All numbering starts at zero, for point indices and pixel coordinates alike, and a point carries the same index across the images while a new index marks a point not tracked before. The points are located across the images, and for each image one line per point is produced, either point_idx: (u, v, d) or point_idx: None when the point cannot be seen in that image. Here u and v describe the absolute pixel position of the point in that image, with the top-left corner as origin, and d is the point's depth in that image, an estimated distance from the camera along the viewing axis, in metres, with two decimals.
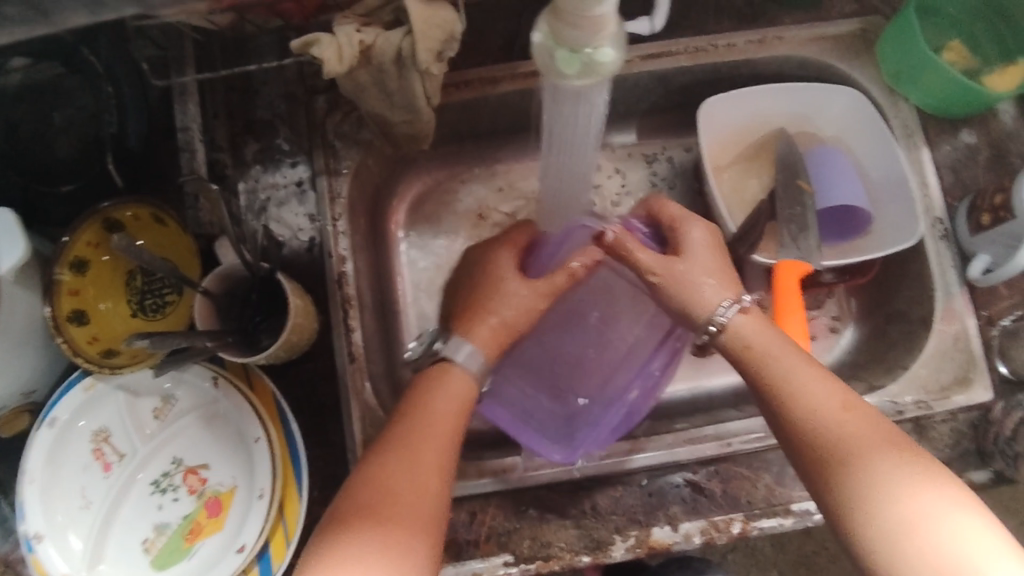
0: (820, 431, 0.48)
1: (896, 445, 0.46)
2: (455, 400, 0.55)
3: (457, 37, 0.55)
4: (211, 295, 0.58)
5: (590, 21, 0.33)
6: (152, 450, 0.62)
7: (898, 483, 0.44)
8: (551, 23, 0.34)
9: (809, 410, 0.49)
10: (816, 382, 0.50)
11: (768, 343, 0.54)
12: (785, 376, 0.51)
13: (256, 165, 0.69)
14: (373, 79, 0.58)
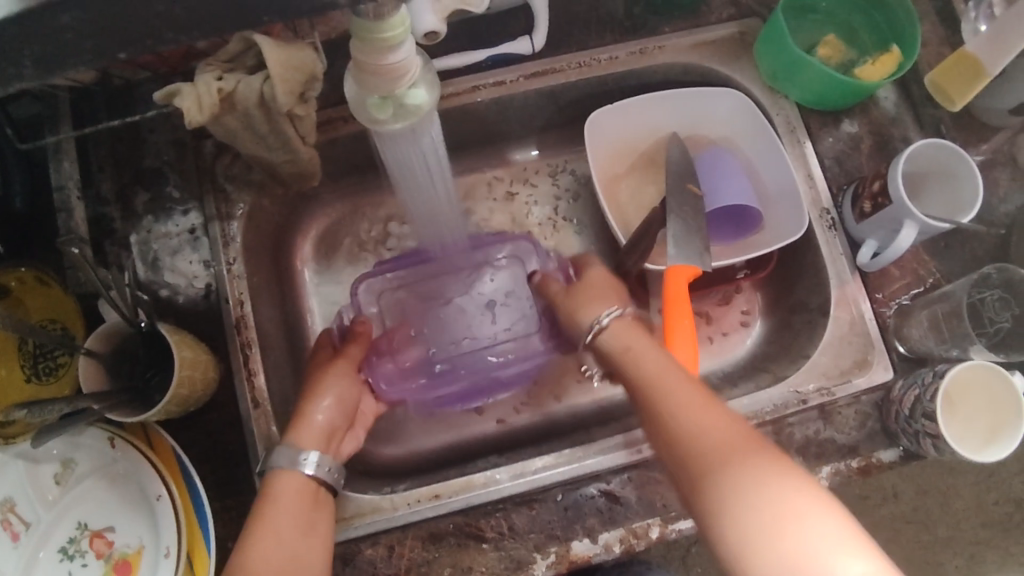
0: (678, 430, 0.49)
1: (751, 441, 0.47)
2: (302, 488, 0.55)
3: (320, 76, 0.57)
4: (97, 355, 0.59)
5: (390, 70, 0.40)
6: (57, 517, 0.61)
7: (748, 477, 0.45)
8: (359, 77, 0.41)
9: (672, 410, 0.50)
10: (681, 386, 0.52)
11: (639, 349, 0.56)
12: (652, 377, 0.53)
13: (147, 216, 0.67)
14: (243, 124, 0.58)
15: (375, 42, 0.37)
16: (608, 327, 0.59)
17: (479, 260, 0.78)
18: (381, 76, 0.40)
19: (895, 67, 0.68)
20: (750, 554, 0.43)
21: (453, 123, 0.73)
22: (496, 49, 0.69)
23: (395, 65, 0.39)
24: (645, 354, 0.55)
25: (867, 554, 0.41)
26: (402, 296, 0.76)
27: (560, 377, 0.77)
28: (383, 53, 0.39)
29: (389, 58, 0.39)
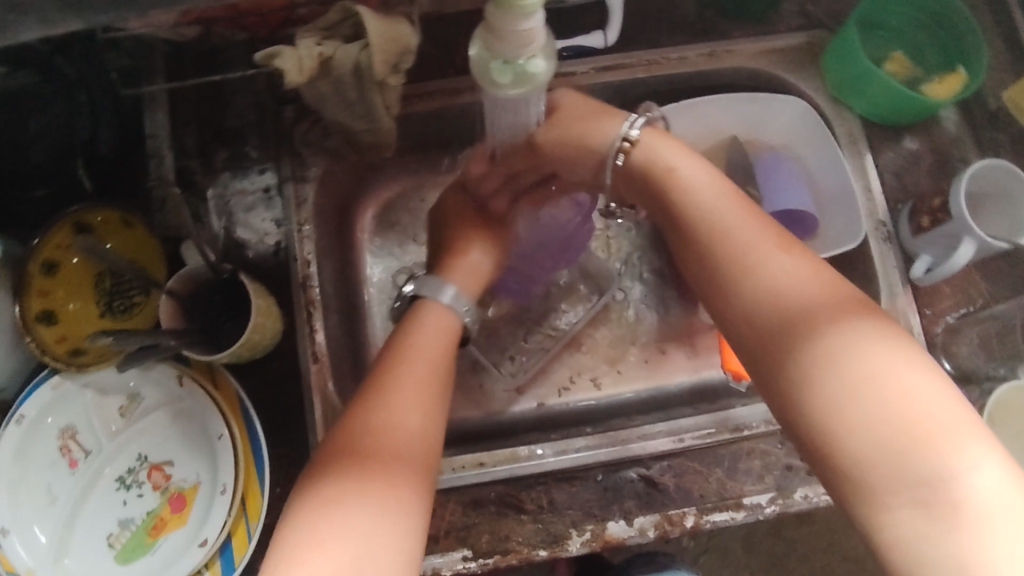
0: (759, 274, 0.45)
1: (849, 306, 0.43)
2: (443, 332, 0.56)
3: (413, 50, 0.59)
4: (176, 296, 0.61)
5: (518, 37, 0.40)
6: (118, 446, 0.63)
7: (844, 344, 0.41)
8: (484, 39, 0.41)
9: (742, 253, 0.47)
10: (752, 230, 0.48)
11: (704, 193, 0.51)
12: (726, 226, 0.48)
13: (225, 172, 0.71)
14: (333, 90, 0.61)
15: (511, 8, 0.37)
16: (637, 144, 0.54)
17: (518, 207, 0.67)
18: (509, 41, 0.40)
19: (962, 88, 0.70)
20: (844, 411, 0.39)
21: None
22: (572, 39, 0.71)
23: (527, 32, 0.39)
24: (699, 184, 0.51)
25: (976, 433, 0.38)
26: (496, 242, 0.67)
27: None
28: (517, 19, 0.39)
29: (521, 25, 0.39)
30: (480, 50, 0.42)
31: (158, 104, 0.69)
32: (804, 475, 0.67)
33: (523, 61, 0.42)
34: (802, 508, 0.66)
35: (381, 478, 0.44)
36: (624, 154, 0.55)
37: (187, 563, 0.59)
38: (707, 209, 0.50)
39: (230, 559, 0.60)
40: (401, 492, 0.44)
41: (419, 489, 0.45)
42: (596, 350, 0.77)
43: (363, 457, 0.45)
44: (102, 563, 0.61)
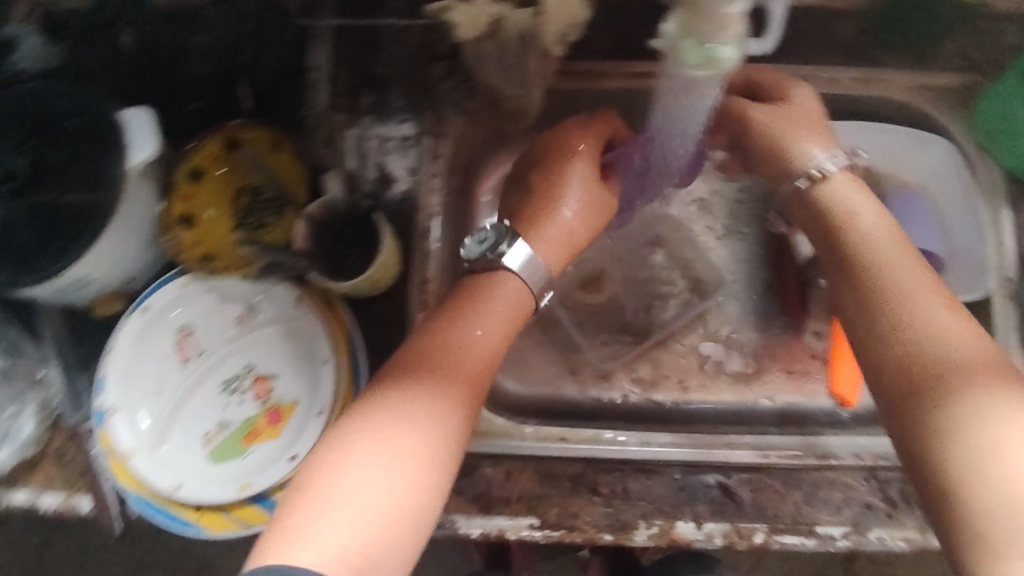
0: (916, 318, 0.49)
1: (1005, 369, 0.46)
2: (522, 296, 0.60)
3: (581, 25, 0.60)
4: (313, 220, 0.64)
5: (717, 20, 0.40)
6: (228, 353, 0.66)
7: (998, 400, 0.43)
8: (682, 16, 0.42)
9: (904, 298, 0.50)
10: (920, 283, 0.51)
11: (883, 243, 0.55)
12: (895, 274, 0.52)
13: (368, 115, 0.72)
14: (495, 52, 0.61)
15: None
16: (830, 177, 0.59)
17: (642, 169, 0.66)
18: (706, 22, 0.41)
19: None
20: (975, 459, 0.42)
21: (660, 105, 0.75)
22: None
23: (725, 15, 0.40)
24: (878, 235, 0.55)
25: None
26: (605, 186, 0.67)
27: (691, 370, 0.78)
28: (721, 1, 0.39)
29: (723, 7, 0.39)
30: (672, 28, 0.43)
31: (322, 41, 0.71)
32: (883, 516, 0.65)
33: (714, 46, 0.42)
34: (875, 548, 0.65)
35: (415, 409, 0.50)
36: (812, 177, 0.60)
37: (274, 474, 0.62)
38: (880, 255, 0.54)
39: None
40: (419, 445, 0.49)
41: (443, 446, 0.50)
42: (689, 353, 0.77)
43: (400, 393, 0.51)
44: (196, 458, 0.64)
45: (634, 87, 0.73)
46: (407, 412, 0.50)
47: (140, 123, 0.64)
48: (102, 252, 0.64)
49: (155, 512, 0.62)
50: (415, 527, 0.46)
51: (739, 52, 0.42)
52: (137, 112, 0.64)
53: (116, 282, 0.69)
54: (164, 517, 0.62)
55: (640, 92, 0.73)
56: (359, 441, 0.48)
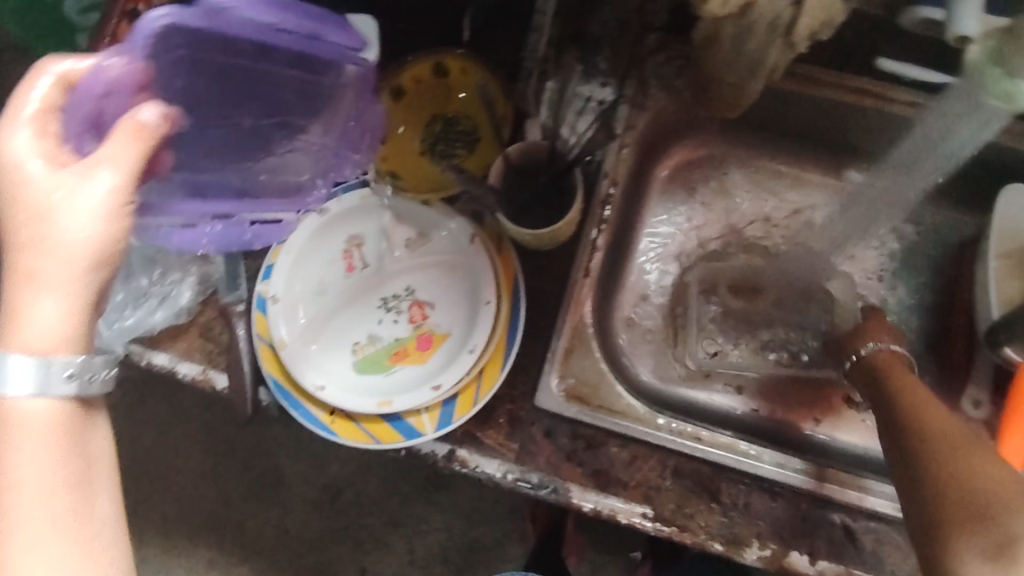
0: (921, 452, 0.50)
1: (998, 493, 0.44)
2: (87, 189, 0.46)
3: (834, 25, 0.58)
4: (509, 161, 0.63)
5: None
6: (393, 272, 0.67)
7: (981, 526, 0.43)
8: None
9: (912, 436, 0.52)
10: (932, 421, 0.52)
11: (912, 394, 0.56)
12: (911, 415, 0.54)
13: (572, 67, 0.69)
14: (735, 34, 0.59)
15: None
16: (868, 355, 0.65)
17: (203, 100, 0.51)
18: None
19: None
20: None
21: (875, 122, 0.72)
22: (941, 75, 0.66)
23: None
24: (906, 386, 0.58)
25: None
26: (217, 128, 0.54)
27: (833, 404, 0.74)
28: None
29: None
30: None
31: None
32: None
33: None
34: None
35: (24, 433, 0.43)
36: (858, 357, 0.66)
37: (415, 398, 0.62)
38: (904, 401, 0.56)
39: (449, 413, 0.63)
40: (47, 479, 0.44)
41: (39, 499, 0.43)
42: None
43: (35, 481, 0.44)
44: (342, 364, 0.65)
45: (843, 99, 0.70)
46: (17, 466, 0.43)
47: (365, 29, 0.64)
48: None
49: (293, 404, 0.64)
50: (109, 541, 0.46)
51: None
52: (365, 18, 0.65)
53: None
54: (301, 412, 0.63)
55: (852, 107, 0.70)
56: (8, 512, 0.42)
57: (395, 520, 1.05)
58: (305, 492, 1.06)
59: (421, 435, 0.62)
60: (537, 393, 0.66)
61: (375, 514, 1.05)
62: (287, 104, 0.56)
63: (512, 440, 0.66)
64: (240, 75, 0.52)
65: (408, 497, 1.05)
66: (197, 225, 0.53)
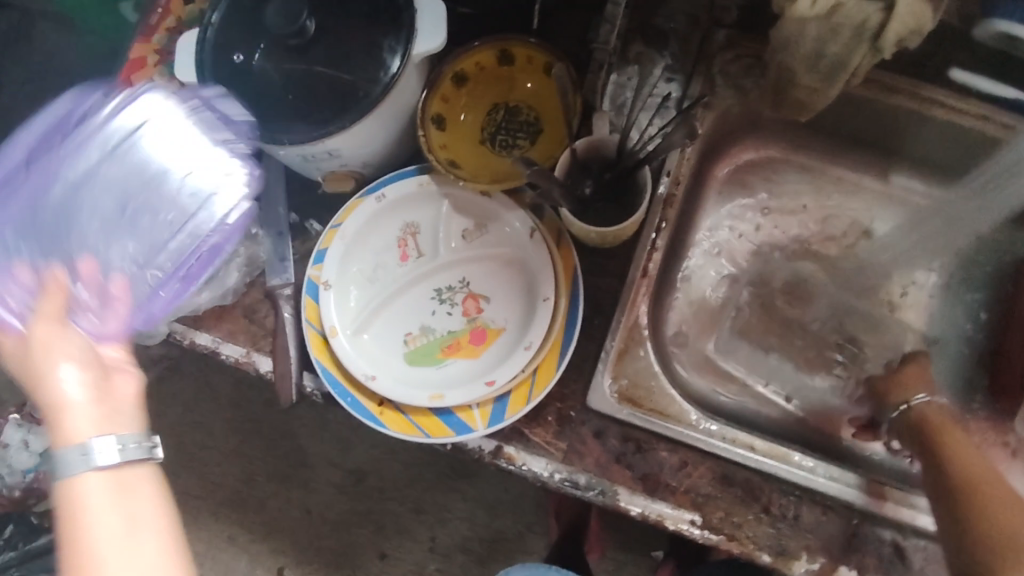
0: (979, 527, 0.47)
1: None
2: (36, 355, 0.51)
3: (924, 33, 0.57)
4: (575, 155, 0.61)
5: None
6: (448, 262, 0.65)
7: None
8: None
9: (966, 508, 0.49)
10: (991, 489, 0.49)
11: (969, 457, 0.53)
12: (971, 478, 0.51)
13: (634, 65, 0.69)
14: (818, 37, 0.58)
15: None
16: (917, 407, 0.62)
17: None
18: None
19: None
20: None
21: (939, 139, 0.70)
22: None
23: None
24: (962, 445, 0.55)
25: None
26: None
27: None
28: None
29: None
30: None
31: None
32: None
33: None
34: None
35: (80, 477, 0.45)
36: (907, 407, 0.62)
37: (468, 393, 0.61)
38: (959, 462, 0.53)
39: (501, 410, 0.61)
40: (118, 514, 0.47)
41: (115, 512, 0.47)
42: None
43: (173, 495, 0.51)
44: (393, 355, 0.63)
45: (917, 113, 0.68)
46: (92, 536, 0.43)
47: (434, 11, 0.62)
48: (362, 132, 0.64)
49: (341, 393, 0.62)
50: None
51: None
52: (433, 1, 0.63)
53: (356, 164, 0.68)
54: (349, 401, 0.62)
55: (922, 118, 0.69)
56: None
57: (419, 508, 1.04)
58: (330, 474, 1.05)
59: (471, 430, 0.61)
60: (589, 393, 0.64)
61: (398, 500, 1.04)
62: None
63: (561, 440, 0.65)
64: None
65: (433, 485, 1.04)
66: None
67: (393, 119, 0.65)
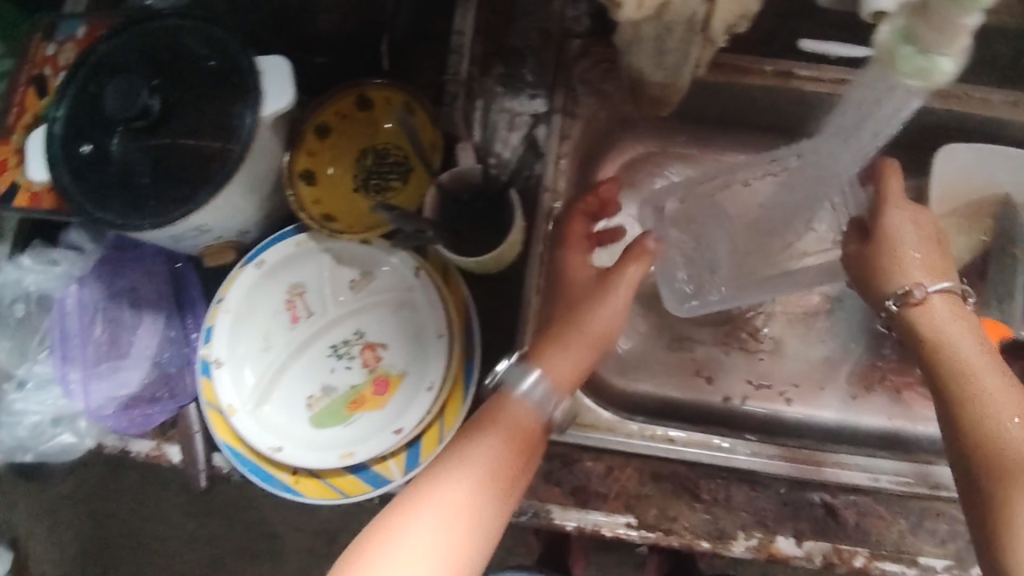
0: (995, 432, 0.48)
1: None
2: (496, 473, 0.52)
3: (751, 17, 0.57)
4: (442, 190, 0.62)
5: (953, 30, 0.38)
6: (339, 316, 0.65)
7: None
8: (909, 17, 0.39)
9: (976, 407, 0.49)
10: (1002, 386, 0.50)
11: (968, 350, 0.53)
12: (972, 374, 0.51)
13: (498, 87, 0.70)
14: (655, 35, 0.59)
15: None
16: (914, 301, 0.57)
17: (126, 350, 0.70)
18: (937, 31, 0.38)
19: None
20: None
21: (805, 108, 0.71)
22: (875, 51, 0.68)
23: (960, 27, 0.38)
24: (960, 338, 0.54)
25: None
26: (113, 375, 0.70)
27: (795, 379, 0.75)
28: (958, 13, 0.37)
29: (958, 19, 0.37)
30: (893, 33, 0.41)
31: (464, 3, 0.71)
32: None
33: (940, 55, 0.40)
34: None
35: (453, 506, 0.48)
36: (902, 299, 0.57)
37: (378, 445, 0.60)
38: (961, 360, 0.52)
39: (415, 455, 0.61)
40: (469, 494, 0.49)
41: (463, 480, 0.49)
42: (794, 362, 0.76)
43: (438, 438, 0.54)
44: (298, 421, 0.62)
45: (774, 88, 0.70)
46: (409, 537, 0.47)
47: (278, 71, 0.62)
48: (225, 204, 0.63)
49: (251, 469, 0.61)
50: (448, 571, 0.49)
51: (961, 65, 0.40)
52: (275, 61, 0.62)
53: (230, 234, 0.67)
54: (261, 476, 0.61)
55: (781, 93, 0.70)
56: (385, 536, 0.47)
57: None
58: (299, 541, 1.04)
59: (388, 481, 0.60)
60: None
61: None
62: (160, 255, 0.71)
63: None
64: (131, 260, 0.72)
65: None
66: (168, 370, 0.70)
67: (258, 183, 0.64)
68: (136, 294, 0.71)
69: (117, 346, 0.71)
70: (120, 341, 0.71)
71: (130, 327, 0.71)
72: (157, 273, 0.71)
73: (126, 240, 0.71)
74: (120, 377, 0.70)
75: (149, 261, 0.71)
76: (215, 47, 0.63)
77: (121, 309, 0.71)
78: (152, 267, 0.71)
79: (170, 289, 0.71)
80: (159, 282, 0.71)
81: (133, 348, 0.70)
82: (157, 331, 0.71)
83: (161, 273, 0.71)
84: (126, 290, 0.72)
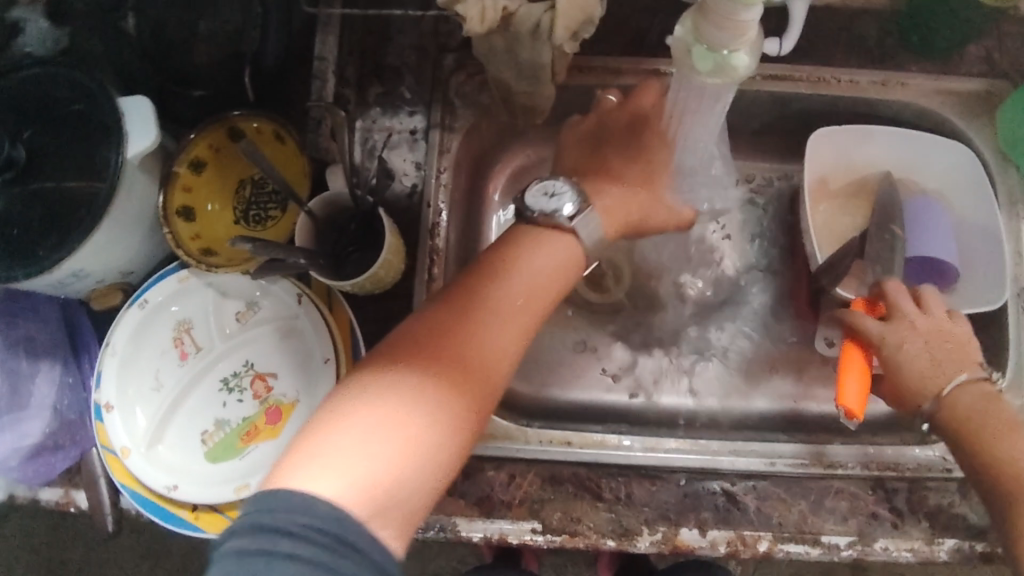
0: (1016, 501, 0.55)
1: None
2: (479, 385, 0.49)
3: (595, 21, 0.58)
4: (314, 217, 0.62)
5: (733, 26, 0.39)
6: (228, 349, 0.65)
7: None
8: (698, 20, 0.41)
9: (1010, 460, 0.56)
10: None
11: None
12: None
13: (376, 107, 0.71)
14: (507, 46, 0.60)
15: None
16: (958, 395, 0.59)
17: (25, 402, 0.69)
18: (720, 29, 0.40)
19: None
20: None
21: None
22: None
23: (741, 24, 0.39)
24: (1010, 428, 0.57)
25: None
26: (15, 428, 0.69)
27: (699, 371, 0.76)
28: (737, 10, 0.38)
29: (739, 17, 0.39)
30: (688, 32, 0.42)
31: (333, 27, 0.71)
32: (889, 527, 0.65)
33: (728, 51, 0.41)
34: (881, 558, 0.64)
35: (418, 400, 0.45)
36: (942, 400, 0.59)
37: None
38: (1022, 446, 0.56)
39: None
40: (415, 444, 0.44)
41: (423, 450, 0.44)
42: (697, 353, 0.77)
43: (438, 372, 0.47)
44: (193, 457, 0.62)
45: (650, 85, 0.71)
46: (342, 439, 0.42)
47: (139, 111, 0.62)
48: (99, 247, 0.63)
49: (152, 510, 0.61)
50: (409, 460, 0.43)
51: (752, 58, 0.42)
52: (133, 99, 0.62)
53: (113, 276, 0.67)
54: (161, 515, 0.61)
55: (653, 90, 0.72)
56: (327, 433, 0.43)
57: None
58: None
59: None
60: None
61: None
62: (51, 304, 0.71)
63: None
64: (20, 311, 0.71)
65: None
66: (73, 417, 0.70)
67: (133, 222, 0.65)
68: (31, 345, 0.71)
69: (15, 399, 0.70)
70: (18, 393, 0.70)
71: (26, 379, 0.70)
72: (53, 322, 0.71)
73: (14, 292, 0.71)
74: (22, 429, 0.68)
75: (41, 311, 0.71)
76: (80, 92, 0.63)
77: (15, 362, 0.70)
78: (46, 316, 0.71)
79: (69, 336, 0.72)
80: (54, 330, 0.71)
81: (34, 399, 0.70)
82: (57, 379, 0.71)
83: (56, 322, 0.71)
84: (18, 342, 0.71)
